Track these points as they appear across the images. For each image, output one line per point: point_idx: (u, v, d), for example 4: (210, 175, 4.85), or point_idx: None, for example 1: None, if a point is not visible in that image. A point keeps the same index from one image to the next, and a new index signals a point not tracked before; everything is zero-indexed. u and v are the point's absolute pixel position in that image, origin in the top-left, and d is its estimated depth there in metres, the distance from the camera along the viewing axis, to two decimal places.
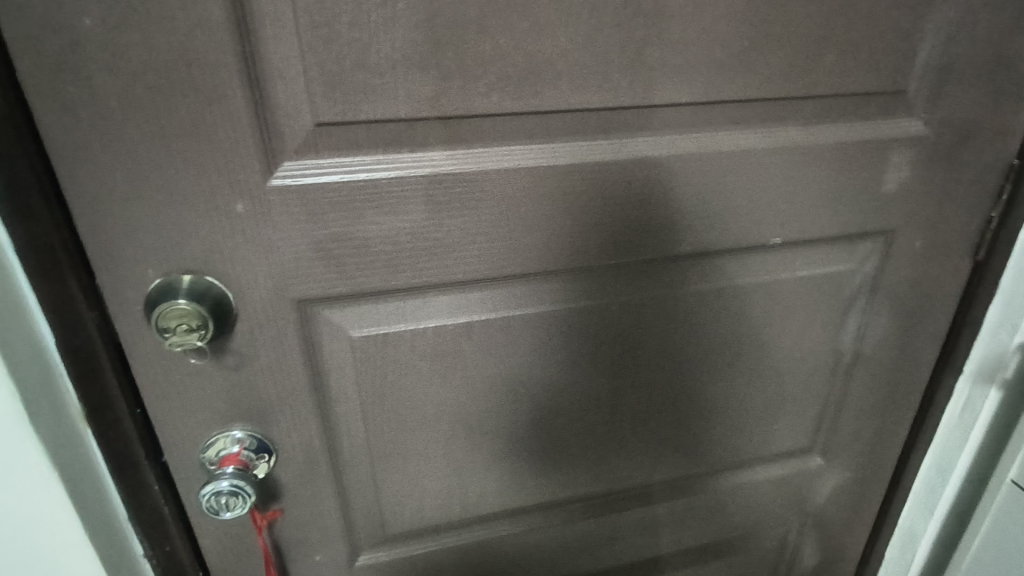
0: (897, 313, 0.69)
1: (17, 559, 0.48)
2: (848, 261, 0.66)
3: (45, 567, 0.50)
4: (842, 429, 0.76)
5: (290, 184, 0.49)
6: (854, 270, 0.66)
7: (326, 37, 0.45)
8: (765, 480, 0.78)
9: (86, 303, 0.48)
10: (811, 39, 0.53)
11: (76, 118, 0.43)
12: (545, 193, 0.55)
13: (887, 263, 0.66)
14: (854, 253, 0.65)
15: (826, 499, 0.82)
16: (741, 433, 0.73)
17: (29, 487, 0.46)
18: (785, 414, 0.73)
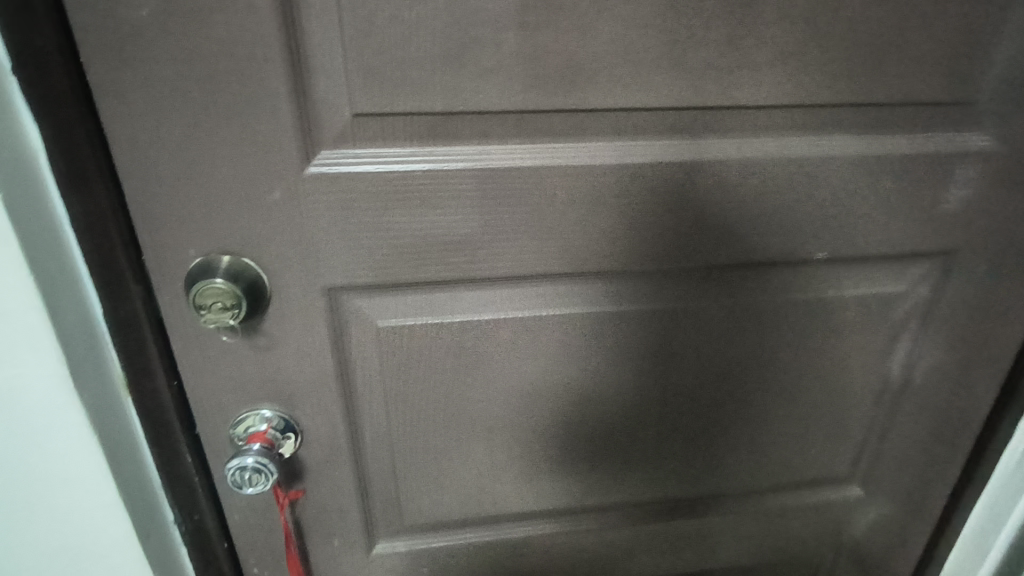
0: (956, 340, 0.65)
1: (57, 514, 0.52)
2: (904, 282, 0.62)
3: (81, 523, 0.53)
4: (888, 459, 0.72)
5: (325, 172, 0.50)
6: (909, 292, 0.62)
7: (368, 31, 0.46)
8: (801, 503, 0.75)
9: (133, 276, 0.51)
10: (872, 46, 0.50)
11: (130, 102, 0.45)
12: (579, 193, 0.54)
13: (945, 285, 0.62)
14: (910, 273, 0.62)
15: (866, 530, 0.78)
16: (777, 452, 0.70)
17: (71, 448, 0.49)
18: (826, 436, 0.70)
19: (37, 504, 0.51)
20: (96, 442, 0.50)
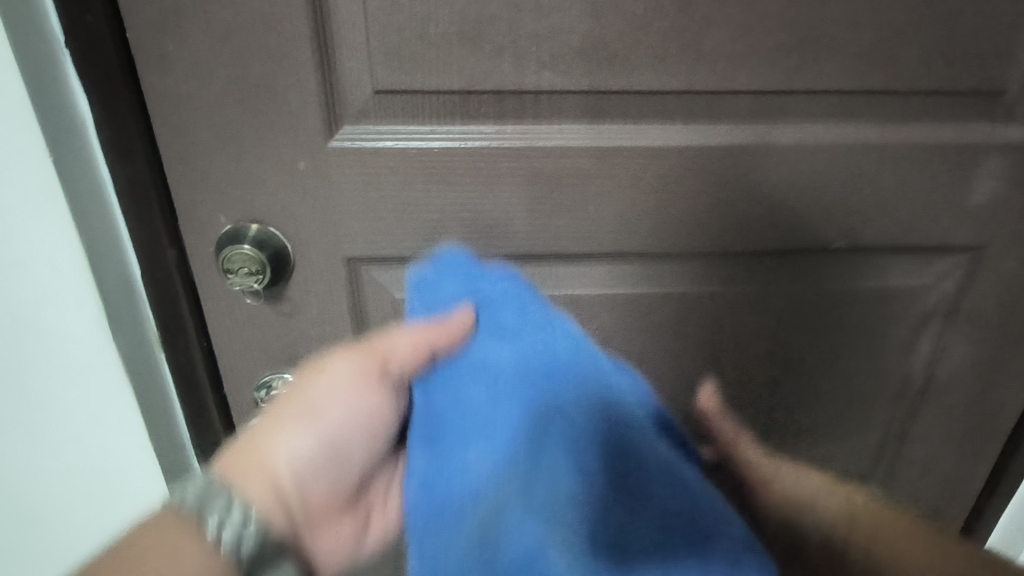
0: (983, 339, 0.63)
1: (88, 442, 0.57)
2: (928, 276, 0.61)
3: (114, 455, 0.59)
4: (909, 459, 0.71)
5: (347, 146, 0.52)
6: (933, 287, 0.61)
7: (389, 9, 0.47)
8: None
9: (168, 239, 0.54)
10: (900, 31, 0.49)
11: (169, 76, 0.48)
12: (593, 175, 0.54)
13: (971, 282, 0.61)
14: (936, 268, 0.60)
15: None
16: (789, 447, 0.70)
17: (102, 383, 0.54)
18: (842, 433, 0.69)
19: (72, 430, 0.57)
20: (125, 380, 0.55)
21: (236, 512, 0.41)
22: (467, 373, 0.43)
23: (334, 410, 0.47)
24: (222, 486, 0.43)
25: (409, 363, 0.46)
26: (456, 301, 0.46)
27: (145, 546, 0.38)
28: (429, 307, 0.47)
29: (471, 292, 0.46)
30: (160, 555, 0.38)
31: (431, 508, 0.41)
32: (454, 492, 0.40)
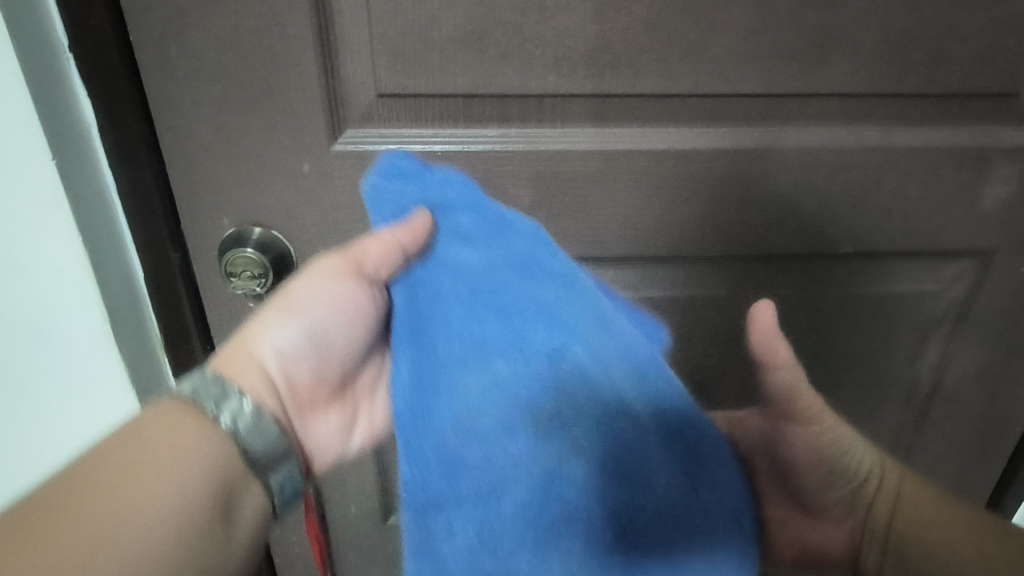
0: (992, 343, 0.63)
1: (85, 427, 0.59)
2: (936, 281, 0.60)
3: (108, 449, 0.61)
4: (915, 462, 0.71)
5: (351, 149, 0.52)
6: (941, 292, 0.60)
7: (393, 12, 0.47)
8: None
9: (172, 242, 0.54)
10: (909, 34, 0.49)
11: (173, 78, 0.48)
12: (597, 179, 0.54)
13: (981, 287, 0.60)
14: (944, 273, 0.60)
15: None
16: None
17: (103, 374, 0.56)
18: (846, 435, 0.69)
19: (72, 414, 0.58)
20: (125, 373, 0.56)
21: (234, 400, 0.42)
22: (439, 271, 0.43)
23: (319, 305, 0.46)
24: (222, 381, 0.43)
25: (389, 266, 0.44)
26: (410, 203, 0.43)
27: (102, 468, 0.37)
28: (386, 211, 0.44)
29: (423, 195, 0.43)
30: (126, 468, 0.37)
31: (415, 422, 0.42)
32: (442, 413, 0.42)
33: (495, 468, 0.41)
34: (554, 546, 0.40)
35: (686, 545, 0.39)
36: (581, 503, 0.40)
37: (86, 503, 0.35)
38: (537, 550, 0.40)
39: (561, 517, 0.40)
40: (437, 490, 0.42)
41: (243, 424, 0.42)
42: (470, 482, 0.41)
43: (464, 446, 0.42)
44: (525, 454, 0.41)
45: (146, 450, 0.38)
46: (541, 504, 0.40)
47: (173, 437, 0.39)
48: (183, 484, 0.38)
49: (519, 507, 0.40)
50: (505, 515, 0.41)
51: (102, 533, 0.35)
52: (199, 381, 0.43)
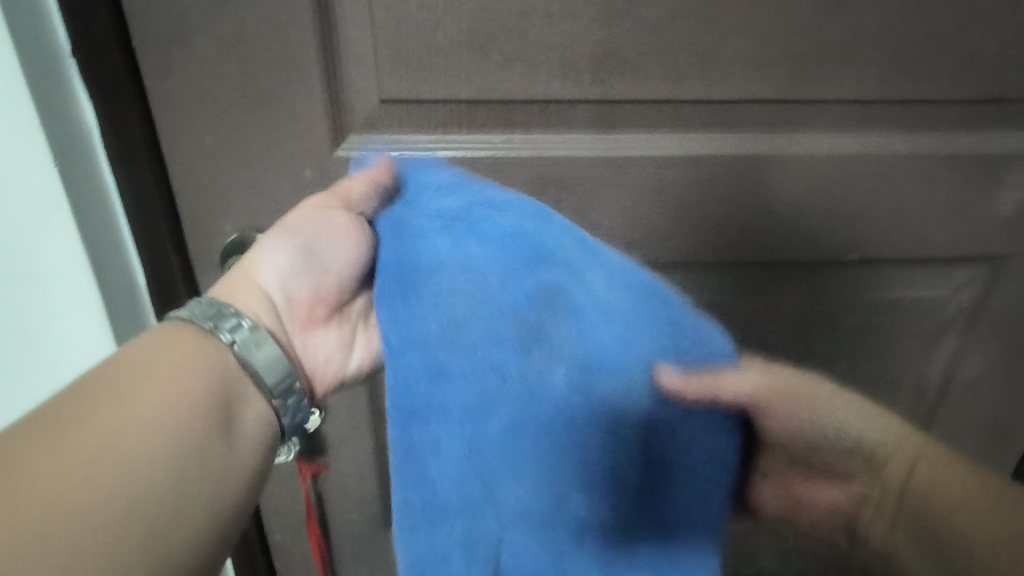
0: (1000, 347, 0.63)
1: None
2: (945, 287, 0.60)
3: None
4: None
5: (354, 156, 0.51)
6: (949, 297, 0.60)
7: (397, 17, 0.46)
8: None
9: (175, 250, 0.54)
10: (919, 39, 0.48)
11: (176, 85, 0.48)
12: (602, 186, 0.53)
13: (990, 292, 0.60)
14: (953, 279, 0.59)
15: None
16: None
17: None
18: None
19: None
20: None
21: (230, 319, 0.40)
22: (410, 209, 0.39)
23: (315, 227, 0.42)
24: (218, 305, 0.40)
25: (368, 203, 0.41)
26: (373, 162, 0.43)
27: (84, 392, 0.34)
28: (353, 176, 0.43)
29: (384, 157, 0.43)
30: (111, 388, 0.34)
31: (399, 344, 0.36)
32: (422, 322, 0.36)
33: (484, 390, 0.36)
34: (546, 472, 0.36)
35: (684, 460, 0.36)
36: (584, 424, 0.36)
37: (68, 422, 0.32)
38: (526, 481, 0.36)
39: (559, 444, 0.36)
40: (421, 401, 0.36)
41: (240, 339, 0.39)
42: (454, 404, 0.36)
43: (451, 371, 0.35)
44: (523, 376, 0.36)
45: (130, 373, 0.35)
46: (538, 424, 0.36)
47: (159, 356, 0.36)
48: (176, 398, 0.35)
49: (509, 431, 0.36)
50: (495, 437, 0.36)
51: (89, 449, 0.32)
52: (195, 304, 0.40)
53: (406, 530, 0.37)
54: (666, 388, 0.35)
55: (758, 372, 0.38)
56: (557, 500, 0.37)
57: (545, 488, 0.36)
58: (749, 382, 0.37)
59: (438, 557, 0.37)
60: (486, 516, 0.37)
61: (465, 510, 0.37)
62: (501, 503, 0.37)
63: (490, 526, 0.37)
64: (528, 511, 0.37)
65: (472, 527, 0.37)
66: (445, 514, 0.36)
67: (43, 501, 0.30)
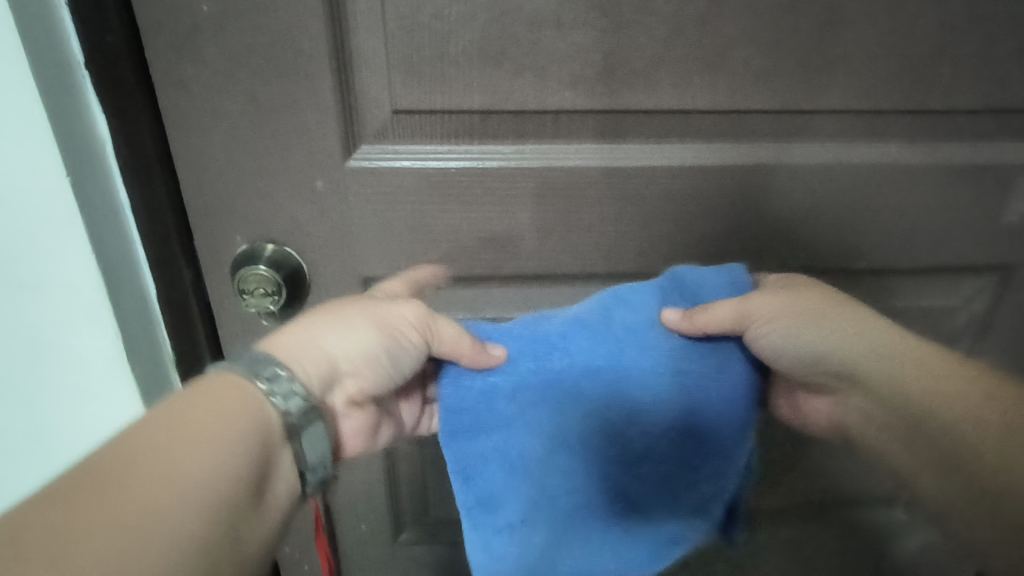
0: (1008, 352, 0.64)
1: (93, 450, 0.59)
2: (954, 294, 0.60)
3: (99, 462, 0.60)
4: None
5: (365, 166, 0.51)
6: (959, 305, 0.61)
7: (409, 28, 0.46)
8: (831, 509, 0.76)
9: (186, 261, 0.54)
10: (928, 49, 0.49)
11: (187, 97, 0.48)
12: (613, 195, 0.54)
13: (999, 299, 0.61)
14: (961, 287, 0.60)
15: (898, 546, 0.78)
16: (808, 458, 0.71)
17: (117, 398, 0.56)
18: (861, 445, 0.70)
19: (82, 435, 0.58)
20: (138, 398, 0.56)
21: (284, 383, 0.40)
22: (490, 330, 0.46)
23: (363, 330, 0.45)
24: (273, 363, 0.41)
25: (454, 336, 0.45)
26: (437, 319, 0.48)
27: (134, 452, 0.34)
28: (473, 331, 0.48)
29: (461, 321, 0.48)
30: (163, 448, 0.34)
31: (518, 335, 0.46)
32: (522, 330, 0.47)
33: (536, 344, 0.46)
34: (580, 405, 0.45)
35: (703, 398, 0.46)
36: (616, 367, 0.45)
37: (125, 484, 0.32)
38: (564, 413, 0.45)
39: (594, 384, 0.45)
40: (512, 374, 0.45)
41: (293, 409, 0.41)
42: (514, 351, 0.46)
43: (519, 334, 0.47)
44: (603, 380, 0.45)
45: (182, 432, 0.35)
46: (585, 373, 0.45)
47: (207, 420, 0.36)
48: (225, 465, 0.36)
49: (551, 372, 0.45)
50: (564, 419, 0.45)
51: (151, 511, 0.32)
52: (252, 361, 0.40)
53: (462, 457, 0.46)
54: (669, 323, 0.46)
55: (760, 301, 0.45)
56: (588, 451, 0.46)
57: (580, 414, 0.45)
58: (737, 315, 0.45)
59: (482, 465, 0.46)
60: (529, 436, 0.46)
61: (508, 425, 0.46)
62: (543, 427, 0.45)
63: (530, 445, 0.46)
64: (565, 436, 0.46)
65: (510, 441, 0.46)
66: (491, 425, 0.46)
67: (117, 557, 0.30)
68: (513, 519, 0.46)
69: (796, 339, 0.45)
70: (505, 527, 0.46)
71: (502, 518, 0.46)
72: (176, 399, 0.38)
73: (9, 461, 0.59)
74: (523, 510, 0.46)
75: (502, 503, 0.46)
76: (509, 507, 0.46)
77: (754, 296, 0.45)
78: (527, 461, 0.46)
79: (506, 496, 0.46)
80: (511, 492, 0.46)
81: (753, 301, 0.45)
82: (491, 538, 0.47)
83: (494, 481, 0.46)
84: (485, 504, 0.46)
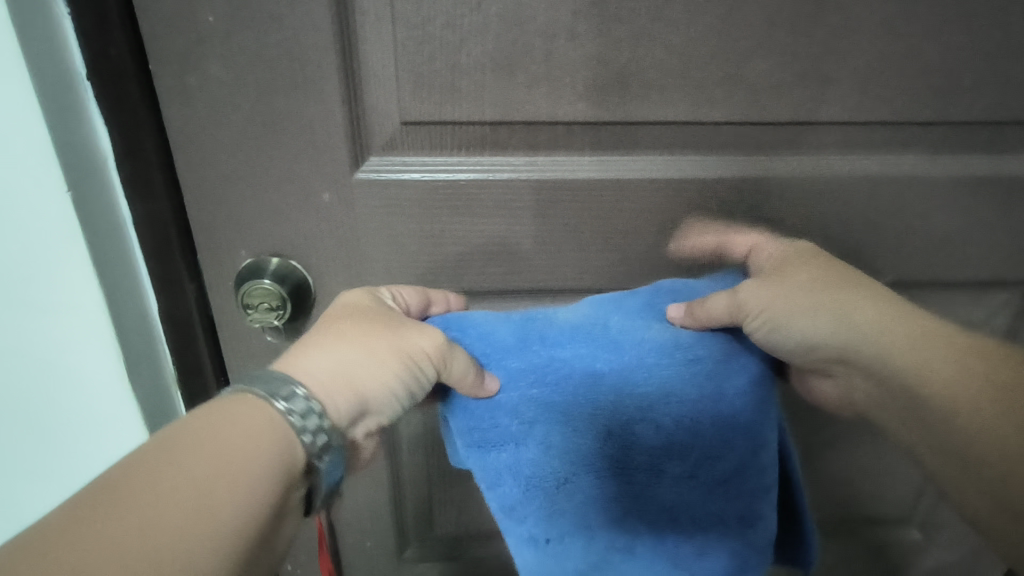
0: None
1: (91, 465, 0.58)
2: (966, 304, 0.60)
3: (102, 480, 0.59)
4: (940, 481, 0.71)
5: (373, 178, 0.50)
6: (969, 315, 0.61)
7: (420, 39, 0.45)
8: (842, 522, 0.75)
9: (189, 276, 0.52)
10: (949, 60, 0.48)
11: (191, 109, 0.46)
12: (626, 208, 0.53)
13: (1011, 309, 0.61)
14: (971, 297, 0.60)
15: (907, 558, 0.78)
16: (819, 473, 0.70)
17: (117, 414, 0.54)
18: (872, 457, 0.69)
19: (80, 449, 0.57)
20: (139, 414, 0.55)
21: (315, 419, 0.38)
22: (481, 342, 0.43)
23: (386, 372, 0.42)
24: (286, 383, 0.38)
25: (459, 360, 0.41)
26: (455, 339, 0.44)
27: (143, 473, 0.32)
28: (475, 336, 0.44)
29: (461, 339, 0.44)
30: (175, 467, 0.32)
31: (499, 352, 0.43)
32: (512, 343, 0.43)
33: (538, 363, 0.42)
34: (597, 424, 0.42)
35: (729, 408, 0.42)
36: (631, 382, 0.41)
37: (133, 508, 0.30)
38: (581, 433, 0.42)
39: (610, 403, 0.41)
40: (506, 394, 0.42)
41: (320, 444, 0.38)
42: (519, 373, 0.42)
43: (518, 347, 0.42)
44: (604, 388, 0.41)
45: (209, 453, 0.33)
46: (588, 378, 0.41)
47: (221, 434, 0.34)
48: (245, 478, 0.33)
49: (558, 390, 0.41)
50: (573, 437, 0.42)
51: (165, 533, 0.30)
52: (277, 389, 0.37)
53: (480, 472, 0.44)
54: (674, 321, 0.44)
55: (749, 293, 0.44)
56: (605, 471, 0.43)
57: (599, 436, 0.42)
58: (733, 309, 0.43)
59: (499, 483, 0.43)
60: (543, 457, 0.42)
61: (520, 447, 0.42)
62: (558, 450, 0.42)
63: (545, 460, 0.42)
64: (585, 458, 0.42)
65: (523, 462, 0.43)
66: (498, 440, 0.42)
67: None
68: (537, 529, 0.44)
69: (785, 331, 0.44)
70: (530, 541, 0.45)
71: (525, 528, 0.45)
72: (206, 413, 0.35)
73: (9, 482, 0.58)
74: (547, 522, 0.44)
75: (523, 517, 0.44)
76: (531, 518, 0.44)
77: (745, 287, 0.44)
78: (540, 482, 0.43)
79: (525, 512, 0.44)
80: (532, 506, 0.44)
81: (743, 291, 0.44)
82: (518, 544, 0.46)
83: (511, 497, 0.44)
84: (508, 515, 0.45)
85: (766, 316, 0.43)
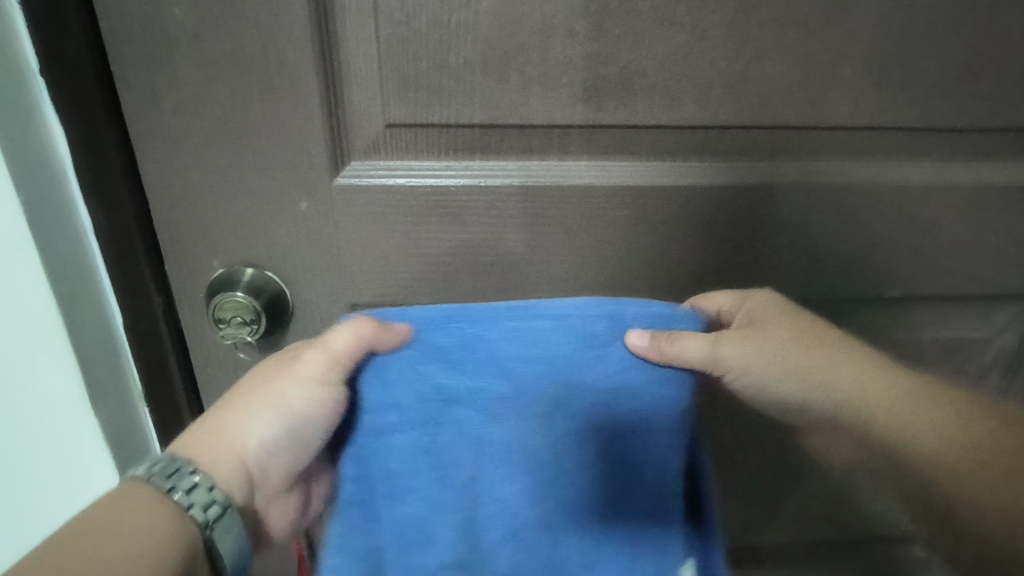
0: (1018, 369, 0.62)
1: (46, 498, 0.52)
2: (970, 314, 0.58)
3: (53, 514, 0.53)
4: None
5: (354, 184, 0.47)
6: (969, 325, 0.59)
7: (405, 37, 0.42)
8: (839, 536, 0.73)
9: (155, 287, 0.49)
10: (962, 64, 0.46)
11: (157, 112, 0.43)
12: (623, 217, 0.50)
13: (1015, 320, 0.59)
14: (974, 308, 0.58)
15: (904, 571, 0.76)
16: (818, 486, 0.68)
17: (78, 445, 0.50)
18: None
19: (28, 479, 0.51)
20: (102, 440, 0.50)
21: (204, 492, 0.41)
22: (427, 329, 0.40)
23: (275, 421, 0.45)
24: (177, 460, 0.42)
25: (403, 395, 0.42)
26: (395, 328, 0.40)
27: (53, 563, 0.36)
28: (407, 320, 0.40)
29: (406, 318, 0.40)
30: (80, 554, 0.36)
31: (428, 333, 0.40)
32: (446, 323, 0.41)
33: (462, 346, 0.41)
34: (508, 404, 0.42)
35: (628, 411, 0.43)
36: (557, 371, 0.41)
37: None
38: (513, 414, 0.42)
39: (538, 388, 0.42)
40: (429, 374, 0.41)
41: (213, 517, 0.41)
42: (434, 357, 0.41)
43: (445, 323, 0.40)
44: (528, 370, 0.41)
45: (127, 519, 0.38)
46: (511, 362, 0.41)
47: (115, 520, 0.38)
48: (142, 551, 0.37)
49: (482, 370, 0.41)
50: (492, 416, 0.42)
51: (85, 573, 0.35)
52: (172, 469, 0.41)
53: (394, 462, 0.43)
54: (635, 349, 0.41)
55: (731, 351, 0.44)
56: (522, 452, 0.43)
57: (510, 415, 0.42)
58: (711, 356, 0.43)
59: (415, 471, 0.43)
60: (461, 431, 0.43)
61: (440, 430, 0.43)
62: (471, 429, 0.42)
63: (462, 434, 0.43)
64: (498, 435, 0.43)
65: (439, 441, 0.42)
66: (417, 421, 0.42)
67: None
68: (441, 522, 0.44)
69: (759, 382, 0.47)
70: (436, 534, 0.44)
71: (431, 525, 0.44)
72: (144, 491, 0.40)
73: None
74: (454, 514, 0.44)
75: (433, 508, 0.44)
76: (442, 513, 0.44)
77: (727, 339, 0.44)
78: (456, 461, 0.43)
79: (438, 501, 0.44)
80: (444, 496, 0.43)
81: (724, 345, 0.44)
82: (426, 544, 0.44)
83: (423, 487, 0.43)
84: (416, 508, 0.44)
85: (736, 368, 0.45)
